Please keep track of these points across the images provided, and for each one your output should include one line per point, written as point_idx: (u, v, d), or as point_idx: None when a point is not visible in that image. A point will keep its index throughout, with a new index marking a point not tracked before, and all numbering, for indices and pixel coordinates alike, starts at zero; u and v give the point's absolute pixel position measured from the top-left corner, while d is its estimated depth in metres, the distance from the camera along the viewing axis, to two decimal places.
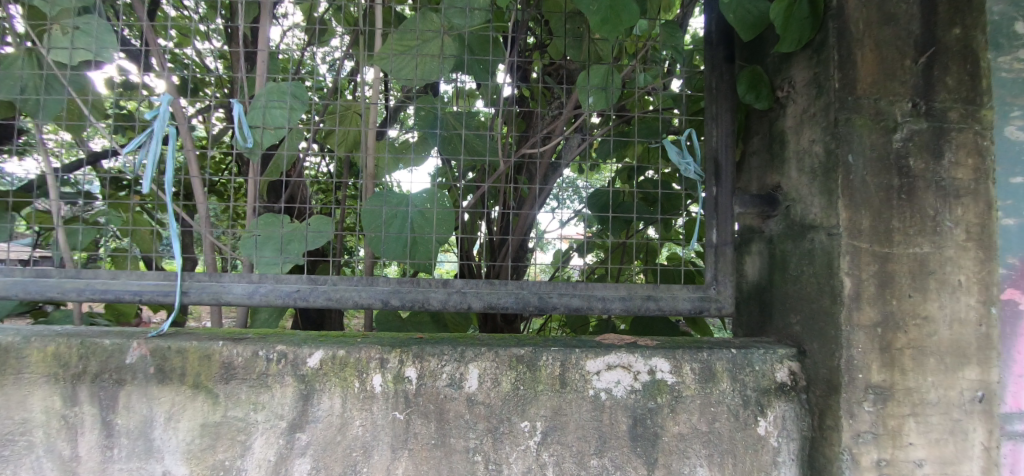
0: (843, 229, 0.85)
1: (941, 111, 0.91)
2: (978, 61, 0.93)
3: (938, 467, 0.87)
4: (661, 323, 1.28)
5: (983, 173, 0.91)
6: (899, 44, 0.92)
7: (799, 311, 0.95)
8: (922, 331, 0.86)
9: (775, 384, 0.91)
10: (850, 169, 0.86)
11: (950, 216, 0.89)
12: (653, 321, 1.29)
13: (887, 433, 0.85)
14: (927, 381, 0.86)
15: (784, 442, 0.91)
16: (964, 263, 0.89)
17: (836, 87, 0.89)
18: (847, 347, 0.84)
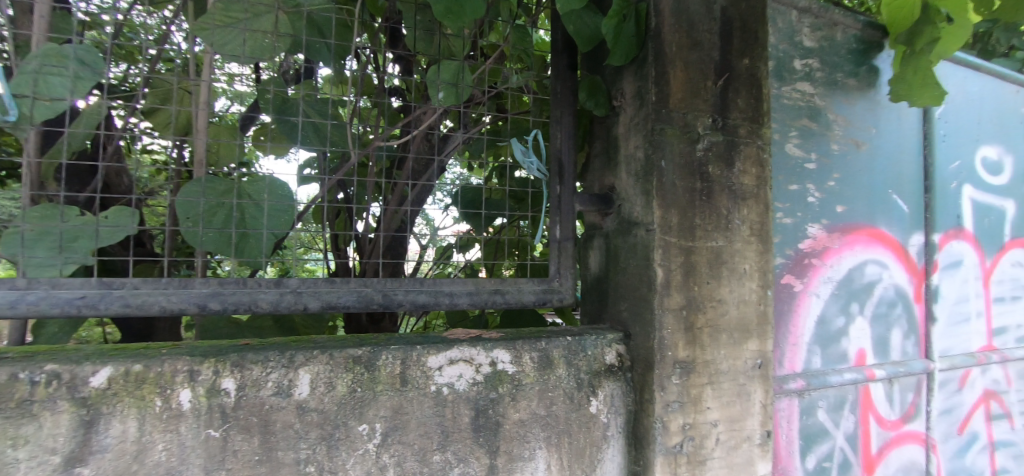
0: (656, 226, 0.97)
1: (732, 127, 1.08)
2: (758, 88, 1.14)
3: (728, 424, 1.04)
4: (529, 316, 1.33)
5: (763, 179, 1.11)
6: (704, 67, 1.07)
7: (627, 299, 1.06)
8: (716, 311, 1.01)
9: (605, 367, 1.01)
10: (662, 173, 0.98)
11: (738, 214, 1.06)
12: (522, 313, 1.34)
13: (690, 400, 0.99)
14: (720, 354, 1.02)
15: (612, 418, 1.01)
16: (748, 254, 1.07)
17: (653, 99, 1.01)
18: (659, 329, 0.96)
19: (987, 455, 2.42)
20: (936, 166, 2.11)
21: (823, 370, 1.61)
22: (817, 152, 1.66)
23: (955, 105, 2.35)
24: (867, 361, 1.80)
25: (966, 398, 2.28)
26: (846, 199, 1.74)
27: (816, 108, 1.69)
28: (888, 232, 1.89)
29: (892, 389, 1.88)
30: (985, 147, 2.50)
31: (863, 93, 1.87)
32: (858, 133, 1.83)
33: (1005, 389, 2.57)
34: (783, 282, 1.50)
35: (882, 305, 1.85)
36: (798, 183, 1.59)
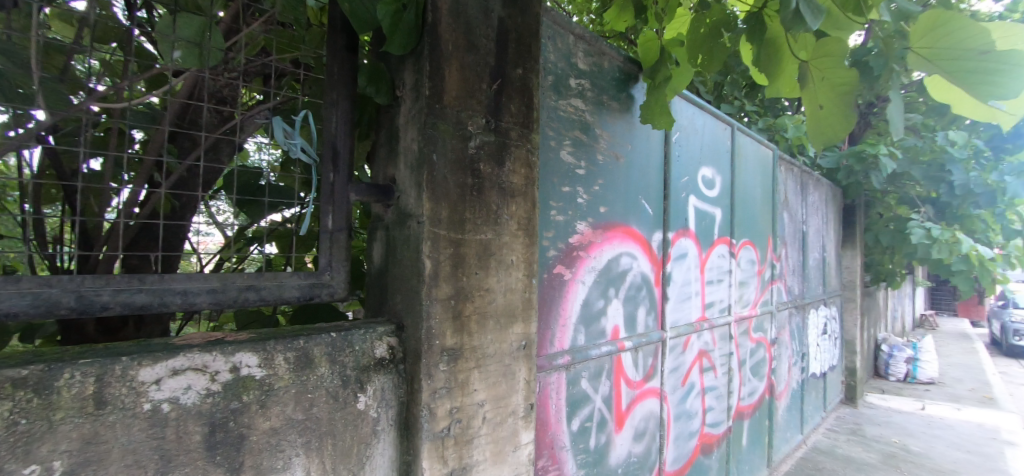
0: (426, 218, 1.00)
1: (504, 129, 1.18)
2: (528, 97, 1.26)
3: (493, 403, 1.13)
4: (325, 310, 1.26)
5: (532, 180, 1.24)
6: (479, 69, 1.14)
7: (401, 291, 1.07)
8: (483, 299, 1.10)
9: (373, 361, 1.01)
10: (433, 167, 1.02)
11: (507, 210, 1.16)
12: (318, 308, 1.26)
13: (456, 385, 1.05)
14: (486, 339, 1.11)
15: (382, 412, 1.02)
16: (515, 247, 1.19)
17: (427, 93, 1.03)
18: (426, 319, 0.99)
19: (700, 399, 3.22)
20: (671, 180, 2.70)
21: (586, 345, 1.91)
22: (585, 161, 1.95)
23: (686, 133, 3.04)
24: (620, 335, 2.19)
25: (687, 358, 2.99)
26: (607, 201, 2.08)
27: (586, 123, 1.97)
28: (638, 229, 2.34)
29: (637, 356, 2.34)
30: (704, 167, 3.30)
31: (623, 115, 2.26)
32: (618, 148, 2.21)
33: (712, 348, 3.45)
34: (555, 272, 1.72)
35: (632, 289, 2.28)
36: (569, 186, 1.84)
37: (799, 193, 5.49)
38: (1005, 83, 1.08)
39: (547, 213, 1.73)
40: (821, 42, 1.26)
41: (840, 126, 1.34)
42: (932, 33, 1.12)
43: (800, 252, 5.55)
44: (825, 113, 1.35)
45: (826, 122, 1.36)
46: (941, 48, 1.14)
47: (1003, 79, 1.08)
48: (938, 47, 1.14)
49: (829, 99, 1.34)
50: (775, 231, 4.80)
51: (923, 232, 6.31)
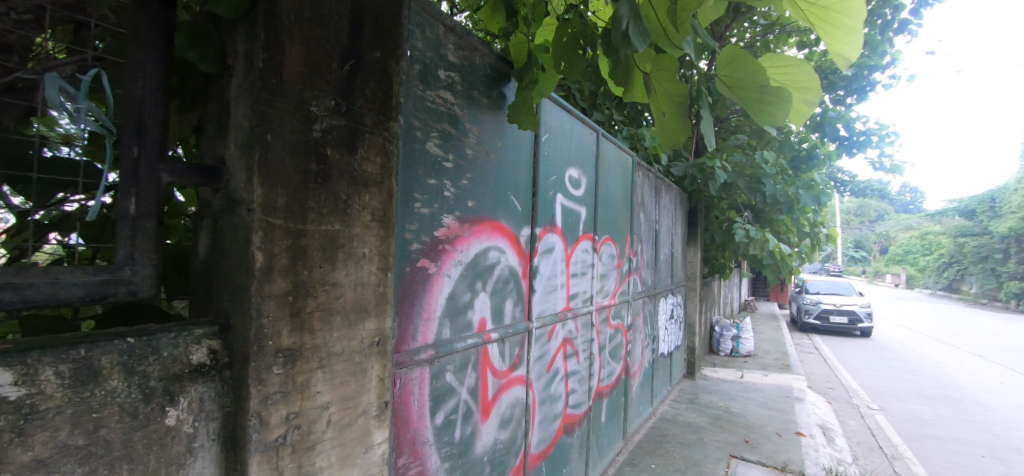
0: (256, 206, 0.92)
1: (357, 114, 1.12)
2: (387, 83, 1.21)
3: (340, 404, 1.07)
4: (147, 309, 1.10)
5: (389, 169, 1.21)
6: (328, 47, 1.05)
7: (227, 289, 0.97)
8: (328, 294, 1.04)
9: (188, 369, 0.92)
10: (267, 148, 0.94)
11: (358, 200, 1.11)
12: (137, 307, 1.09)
13: (295, 389, 0.98)
14: (332, 337, 1.05)
15: (201, 426, 0.93)
16: (368, 239, 1.14)
17: (260, 66, 0.93)
18: (256, 317, 0.91)
19: (563, 383, 3.46)
20: (540, 177, 2.85)
21: (451, 338, 1.92)
22: (453, 154, 1.95)
23: (555, 135, 3.22)
24: (487, 328, 2.24)
25: (552, 346, 3.18)
26: (475, 195, 2.11)
27: (455, 116, 1.97)
28: (507, 224, 2.41)
29: (504, 347, 2.42)
30: (571, 168, 3.55)
31: (493, 111, 2.29)
32: (488, 144, 2.24)
33: (575, 336, 3.72)
34: (418, 265, 1.70)
35: (500, 282, 2.35)
36: (436, 178, 1.83)
37: (653, 196, 6.22)
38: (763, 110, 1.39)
39: (411, 204, 1.69)
40: (659, 59, 1.43)
41: (680, 132, 1.52)
42: (732, 67, 1.32)
43: (653, 248, 6.30)
44: (669, 120, 1.53)
45: (670, 128, 1.54)
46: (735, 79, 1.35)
47: (767, 107, 1.38)
48: (735, 77, 1.35)
49: (670, 108, 1.52)
50: (632, 229, 5.37)
51: (744, 231, 7.63)
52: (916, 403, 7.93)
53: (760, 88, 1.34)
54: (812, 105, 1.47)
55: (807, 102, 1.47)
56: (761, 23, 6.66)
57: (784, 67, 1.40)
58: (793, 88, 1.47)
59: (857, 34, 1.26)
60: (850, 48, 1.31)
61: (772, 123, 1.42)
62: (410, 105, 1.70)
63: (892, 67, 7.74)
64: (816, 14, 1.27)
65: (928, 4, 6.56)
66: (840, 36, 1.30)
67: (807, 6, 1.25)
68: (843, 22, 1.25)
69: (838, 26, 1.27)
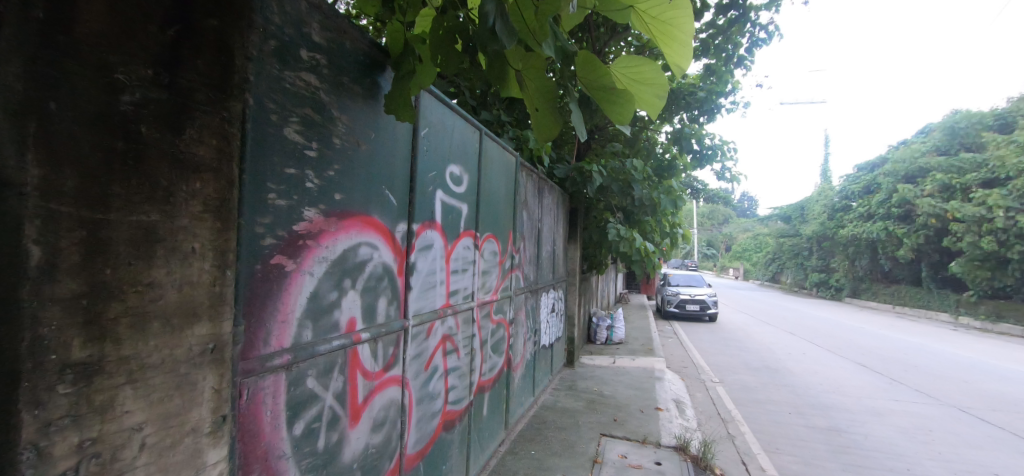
0: (30, 189, 0.81)
1: (184, 89, 1.07)
2: (224, 58, 1.18)
3: (159, 422, 1.05)
4: None
5: (225, 153, 1.19)
6: (144, 7, 0.99)
7: None
8: (141, 297, 1.00)
9: None
10: (50, 118, 0.84)
11: (184, 188, 1.08)
12: None
13: (93, 410, 0.91)
14: (148, 346, 1.02)
15: None
16: (198, 232, 1.12)
17: (39, 17, 0.83)
18: (33, 327, 0.82)
19: (443, 380, 3.43)
20: (418, 173, 2.78)
21: (313, 341, 1.79)
22: (317, 143, 1.81)
23: (435, 130, 3.17)
24: (357, 328, 2.13)
25: (430, 343, 3.14)
26: (344, 188, 1.98)
27: (320, 102, 1.83)
28: (380, 220, 2.32)
29: (376, 347, 2.32)
30: (452, 165, 3.54)
31: (366, 101, 2.17)
32: (360, 135, 2.13)
33: (455, 332, 3.72)
34: (271, 262, 1.56)
35: (372, 279, 2.25)
36: (295, 167, 1.68)
37: (536, 196, 6.51)
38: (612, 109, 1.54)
39: (264, 195, 1.53)
40: (529, 57, 1.47)
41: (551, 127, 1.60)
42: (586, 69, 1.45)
43: (535, 245, 6.58)
44: (540, 115, 1.59)
45: (542, 123, 1.60)
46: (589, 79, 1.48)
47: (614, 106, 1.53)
48: (590, 79, 1.48)
49: (540, 105, 1.59)
50: (515, 227, 5.55)
51: (616, 231, 8.38)
52: (746, 374, 9.49)
53: (610, 90, 1.48)
54: (662, 98, 1.56)
55: (657, 95, 1.57)
56: (632, 43, 7.36)
57: (636, 65, 1.47)
58: (647, 82, 1.54)
59: (687, 47, 1.47)
60: (681, 58, 1.51)
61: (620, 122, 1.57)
62: (263, 85, 1.52)
63: (733, 94, 9.13)
64: (656, 27, 1.46)
65: (758, 44, 7.86)
66: (675, 47, 1.49)
67: (649, 18, 1.44)
68: (678, 37, 1.45)
69: (674, 40, 1.47)
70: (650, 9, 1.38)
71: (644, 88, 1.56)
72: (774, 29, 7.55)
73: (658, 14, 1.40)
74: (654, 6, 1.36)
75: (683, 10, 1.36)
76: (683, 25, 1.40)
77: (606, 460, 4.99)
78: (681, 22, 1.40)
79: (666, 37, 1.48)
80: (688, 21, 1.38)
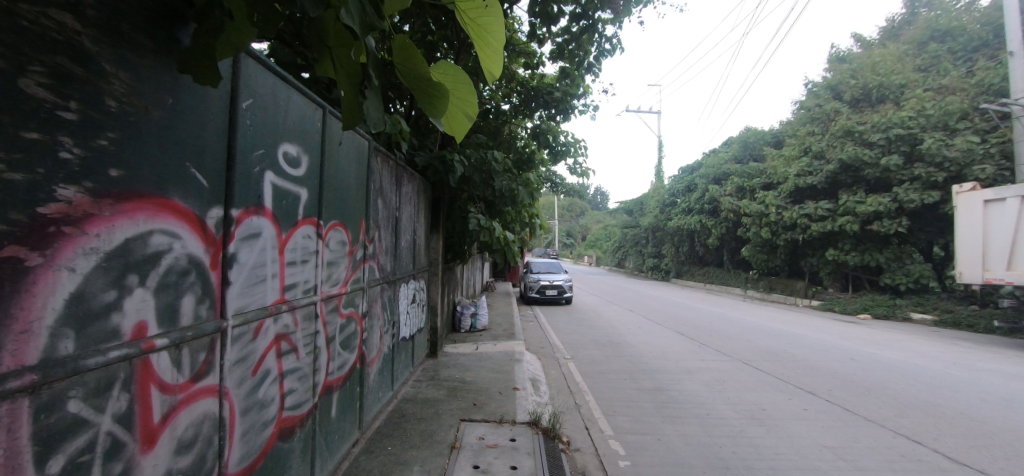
0: None
1: None
2: None
3: None
4: None
5: None
6: None
7: None
8: None
9: None
10: None
11: None
12: None
13: None
14: None
15: None
16: None
17: None
18: None
19: (278, 385, 3.08)
20: (238, 149, 2.40)
21: (75, 354, 1.43)
22: (78, 101, 1.42)
23: (262, 102, 2.76)
24: (149, 334, 1.75)
25: (258, 345, 2.77)
26: (124, 163, 1.60)
27: (85, 52, 1.44)
28: (183, 205, 1.94)
29: (180, 354, 1.94)
30: (286, 144, 3.14)
31: (159, 58, 1.77)
32: (152, 98, 1.74)
33: (293, 330, 3.35)
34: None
35: (172, 275, 1.87)
36: (40, 132, 1.31)
37: (394, 184, 6.24)
38: (430, 108, 1.50)
39: None
40: (341, 34, 1.38)
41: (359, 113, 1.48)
42: (402, 53, 1.41)
43: (392, 234, 6.32)
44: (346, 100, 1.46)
45: (350, 108, 1.47)
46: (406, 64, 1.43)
47: (433, 104, 1.49)
48: (405, 66, 1.44)
49: (349, 89, 1.47)
50: (368, 215, 5.23)
51: (477, 220, 8.53)
52: (592, 349, 10.59)
53: (425, 80, 1.46)
54: (469, 118, 1.70)
55: (466, 115, 1.69)
56: None
57: (452, 74, 1.56)
58: (457, 95, 1.63)
59: (499, 55, 1.54)
60: (495, 68, 1.57)
61: (434, 117, 1.52)
62: None
63: (585, 97, 9.97)
64: (474, 30, 1.49)
65: (604, 54, 8.70)
66: (490, 57, 1.55)
67: (468, 18, 1.45)
68: (491, 43, 1.50)
69: (487, 46, 1.52)
70: (469, 9, 1.40)
71: (457, 106, 1.67)
72: (617, 42, 8.43)
73: (475, 16, 1.43)
74: (472, 8, 1.39)
75: (497, 19, 1.42)
76: (496, 30, 1.47)
77: (464, 444, 5.07)
78: (495, 29, 1.47)
79: (483, 44, 1.53)
80: (500, 32, 1.47)
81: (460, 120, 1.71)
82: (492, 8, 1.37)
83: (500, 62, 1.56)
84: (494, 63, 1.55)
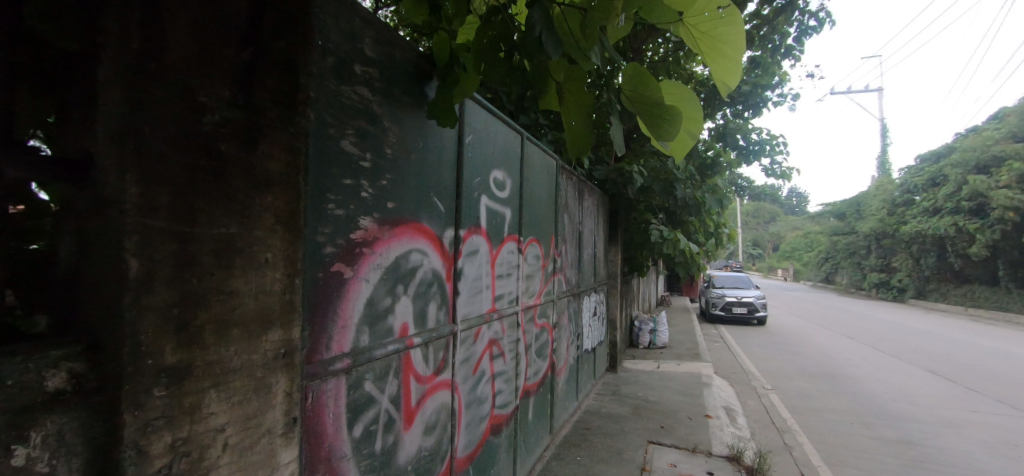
0: (131, 205, 0.94)
1: (258, 105, 1.22)
2: (300, 75, 1.34)
3: (237, 423, 1.17)
4: None
5: (296, 166, 1.33)
6: (219, 30, 1.12)
7: (92, 304, 0.95)
8: (223, 304, 1.13)
9: (45, 397, 0.86)
10: (144, 140, 0.97)
11: (259, 201, 1.22)
12: None
13: (181, 412, 1.04)
14: (227, 352, 1.15)
15: (62, 464, 0.89)
16: (271, 242, 1.26)
17: (135, 47, 0.96)
18: (134, 332, 0.95)
19: (490, 384, 3.44)
20: (463, 178, 2.81)
21: (370, 345, 1.86)
22: (371, 153, 1.87)
23: (479, 136, 3.18)
24: (409, 332, 2.17)
25: (477, 348, 3.16)
26: (395, 197, 2.03)
27: (373, 114, 1.88)
28: (430, 227, 2.35)
29: (427, 351, 2.35)
30: (495, 170, 3.54)
31: (414, 110, 2.21)
32: (409, 143, 2.16)
33: (501, 336, 3.72)
34: (331, 270, 1.62)
35: (423, 284, 2.29)
36: (352, 178, 1.75)
37: (576, 199, 6.43)
38: (665, 127, 1.49)
39: (324, 206, 1.59)
40: (570, 69, 1.50)
41: (589, 139, 1.61)
42: (633, 83, 1.47)
43: (577, 248, 6.48)
44: (576, 129, 1.59)
45: (578, 139, 1.61)
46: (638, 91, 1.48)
47: (667, 125, 1.49)
48: (636, 92, 1.49)
49: (577, 117, 1.59)
50: (556, 230, 5.50)
51: (659, 232, 8.16)
52: (802, 381, 8.96)
53: (656, 104, 1.48)
54: (695, 136, 1.63)
55: (690, 134, 1.64)
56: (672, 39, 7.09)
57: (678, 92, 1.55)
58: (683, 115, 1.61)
59: (734, 68, 1.45)
60: (728, 81, 1.49)
61: (665, 137, 1.51)
62: (321, 100, 1.57)
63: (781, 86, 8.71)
64: (705, 44, 1.45)
65: (808, 33, 7.47)
66: (721, 70, 1.48)
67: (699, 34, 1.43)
68: (726, 54, 1.44)
69: (721, 58, 1.46)
70: (701, 24, 1.39)
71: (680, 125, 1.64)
72: (826, 16, 7.16)
73: (708, 31, 1.40)
74: (706, 22, 1.37)
75: (737, 26, 1.35)
76: (733, 43, 1.40)
77: (654, 468, 4.83)
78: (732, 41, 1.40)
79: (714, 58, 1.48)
80: (738, 43, 1.40)
81: (684, 141, 1.66)
82: (728, 17, 1.33)
83: (734, 73, 1.47)
84: (726, 76, 1.48)
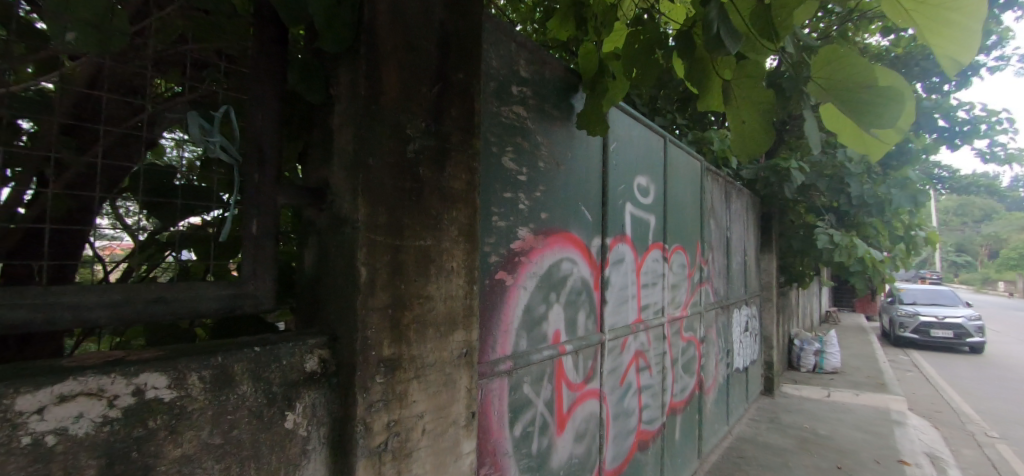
0: (361, 223, 1.15)
1: (446, 133, 1.38)
2: (476, 102, 1.48)
3: (432, 412, 1.32)
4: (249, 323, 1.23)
5: (474, 185, 1.46)
6: (418, 72, 1.30)
7: (332, 304, 1.19)
8: (422, 306, 1.30)
9: (305, 375, 1.10)
10: (370, 170, 1.17)
11: (447, 216, 1.38)
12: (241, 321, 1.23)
13: (394, 397, 1.22)
14: (425, 349, 1.31)
15: (314, 430, 1.11)
16: (455, 253, 1.41)
17: (363, 93, 1.17)
18: (363, 328, 1.14)
19: (637, 398, 3.32)
20: (609, 185, 2.79)
21: (528, 349, 1.95)
22: (527, 168, 1.97)
23: (623, 143, 3.12)
24: (561, 339, 2.22)
25: (624, 358, 3.08)
26: (548, 207, 2.11)
27: (527, 129, 1.99)
28: (579, 235, 2.39)
29: (578, 358, 2.37)
30: (639, 176, 3.43)
31: (563, 122, 2.27)
32: (559, 155, 2.23)
33: (647, 348, 3.57)
34: (496, 277, 1.75)
35: (573, 292, 2.32)
36: (511, 191, 1.86)
37: (723, 201, 5.89)
38: (877, 115, 1.29)
39: (489, 218, 1.73)
40: (742, 64, 1.41)
41: (763, 139, 1.46)
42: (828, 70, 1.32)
43: (725, 255, 5.92)
44: (750, 128, 1.47)
45: (752, 139, 1.48)
46: (835, 79, 1.33)
47: (881, 113, 1.28)
48: (834, 80, 1.33)
49: (750, 114, 1.47)
50: (702, 237, 5.10)
51: (828, 236, 7.01)
52: None
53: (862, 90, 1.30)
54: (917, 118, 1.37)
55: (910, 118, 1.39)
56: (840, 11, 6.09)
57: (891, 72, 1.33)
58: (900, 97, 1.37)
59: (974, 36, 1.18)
60: (964, 50, 1.22)
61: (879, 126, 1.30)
62: (486, 122, 1.73)
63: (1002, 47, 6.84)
64: (926, 14, 1.22)
65: None
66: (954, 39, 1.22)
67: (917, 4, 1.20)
68: (958, 22, 1.18)
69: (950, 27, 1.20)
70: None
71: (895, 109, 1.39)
72: None
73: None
74: None
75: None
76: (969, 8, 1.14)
77: None
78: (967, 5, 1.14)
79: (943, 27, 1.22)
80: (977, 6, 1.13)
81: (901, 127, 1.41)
82: None
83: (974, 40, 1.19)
84: (962, 45, 1.21)
